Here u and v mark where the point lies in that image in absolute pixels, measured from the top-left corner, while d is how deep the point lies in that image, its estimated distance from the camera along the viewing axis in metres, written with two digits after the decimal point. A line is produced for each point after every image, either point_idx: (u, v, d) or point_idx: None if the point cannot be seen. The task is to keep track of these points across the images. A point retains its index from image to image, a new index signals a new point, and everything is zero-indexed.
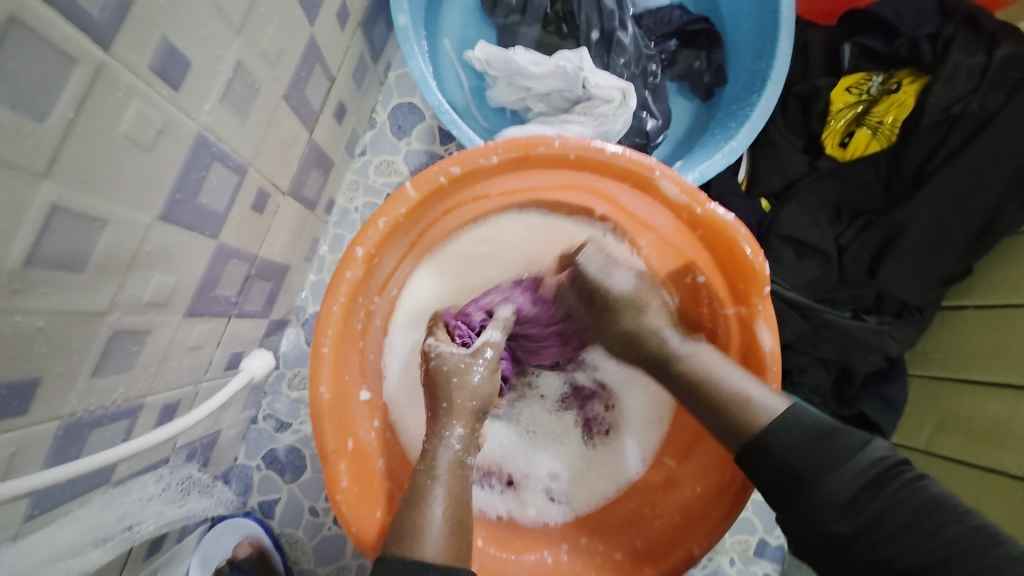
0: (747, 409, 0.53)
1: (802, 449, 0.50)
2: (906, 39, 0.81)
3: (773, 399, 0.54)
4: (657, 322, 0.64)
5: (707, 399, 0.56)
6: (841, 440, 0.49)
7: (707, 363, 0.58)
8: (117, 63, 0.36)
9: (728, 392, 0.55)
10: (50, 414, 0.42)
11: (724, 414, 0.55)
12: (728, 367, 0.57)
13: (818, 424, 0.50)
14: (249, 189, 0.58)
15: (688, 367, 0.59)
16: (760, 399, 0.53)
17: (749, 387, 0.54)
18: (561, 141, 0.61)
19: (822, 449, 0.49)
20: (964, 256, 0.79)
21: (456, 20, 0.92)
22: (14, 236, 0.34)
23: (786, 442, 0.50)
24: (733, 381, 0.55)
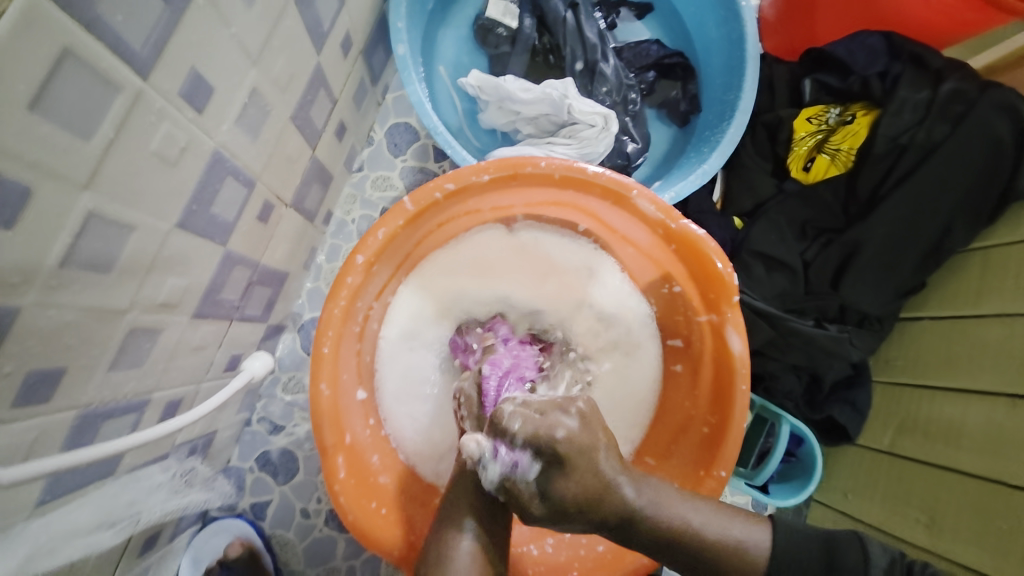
0: (739, 549, 0.58)
1: (806, 569, 0.59)
2: (858, 76, 0.89)
3: (755, 533, 0.60)
4: (611, 472, 0.55)
5: (686, 556, 0.57)
6: (844, 557, 0.59)
7: (689, 515, 0.58)
8: (153, 91, 0.41)
9: (703, 539, 0.57)
10: (70, 403, 0.46)
11: (705, 560, 0.57)
12: (705, 522, 0.57)
13: (821, 559, 0.60)
14: (255, 201, 0.63)
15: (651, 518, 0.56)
16: (748, 537, 0.59)
17: (732, 526, 0.59)
18: (546, 162, 0.67)
19: (835, 573, 0.59)
20: (917, 271, 0.86)
21: (451, 48, 0.99)
22: (56, 239, 0.38)
23: (789, 569, 0.59)
24: (698, 525, 0.57)
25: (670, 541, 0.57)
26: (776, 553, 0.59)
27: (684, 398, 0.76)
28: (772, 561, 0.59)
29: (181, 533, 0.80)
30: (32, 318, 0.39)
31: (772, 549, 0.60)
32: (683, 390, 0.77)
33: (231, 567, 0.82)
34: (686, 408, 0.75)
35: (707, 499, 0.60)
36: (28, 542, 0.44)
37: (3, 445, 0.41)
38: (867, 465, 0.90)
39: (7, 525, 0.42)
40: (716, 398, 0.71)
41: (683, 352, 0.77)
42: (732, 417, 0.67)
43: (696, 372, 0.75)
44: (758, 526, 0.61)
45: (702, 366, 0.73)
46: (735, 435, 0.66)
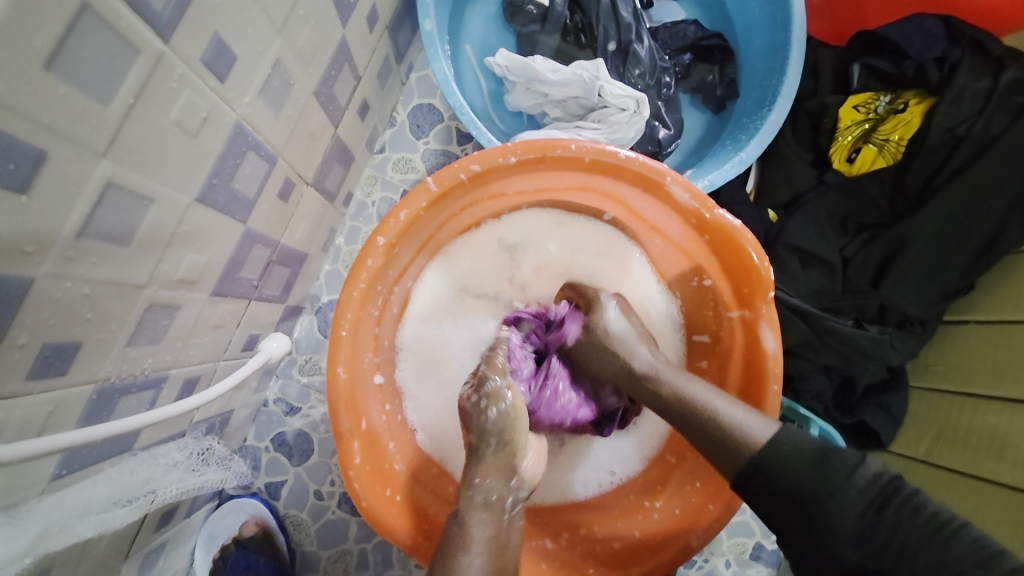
0: (738, 433, 0.51)
1: (791, 473, 0.48)
2: (914, 62, 0.83)
3: (759, 423, 0.52)
4: (634, 343, 0.62)
5: (703, 436, 0.53)
6: (834, 470, 0.47)
7: (693, 391, 0.56)
8: (173, 55, 0.39)
9: (718, 424, 0.52)
10: (87, 378, 0.45)
11: (713, 439, 0.52)
12: (705, 390, 0.56)
13: (810, 461, 0.48)
14: (277, 178, 0.61)
15: (669, 390, 0.57)
16: (749, 424, 0.51)
17: (736, 413, 0.53)
18: (577, 144, 0.63)
19: (816, 478, 0.47)
20: (965, 273, 0.81)
21: (478, 27, 0.95)
22: (73, 208, 0.37)
23: (781, 466, 0.48)
24: (713, 405, 0.54)
25: (679, 411, 0.55)
26: (776, 444, 0.49)
27: None
28: (765, 451, 0.49)
29: (197, 509, 0.80)
30: (47, 289, 0.38)
31: (770, 438, 0.50)
32: None
33: (246, 545, 0.84)
34: None
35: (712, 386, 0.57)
36: (41, 519, 0.43)
37: (19, 417, 0.40)
38: (898, 474, 0.85)
39: (22, 499, 0.42)
40: (744, 397, 0.67)
41: (710, 348, 0.74)
42: (761, 419, 0.63)
43: (723, 370, 0.71)
44: (762, 420, 0.52)
45: (730, 363, 0.70)
46: None
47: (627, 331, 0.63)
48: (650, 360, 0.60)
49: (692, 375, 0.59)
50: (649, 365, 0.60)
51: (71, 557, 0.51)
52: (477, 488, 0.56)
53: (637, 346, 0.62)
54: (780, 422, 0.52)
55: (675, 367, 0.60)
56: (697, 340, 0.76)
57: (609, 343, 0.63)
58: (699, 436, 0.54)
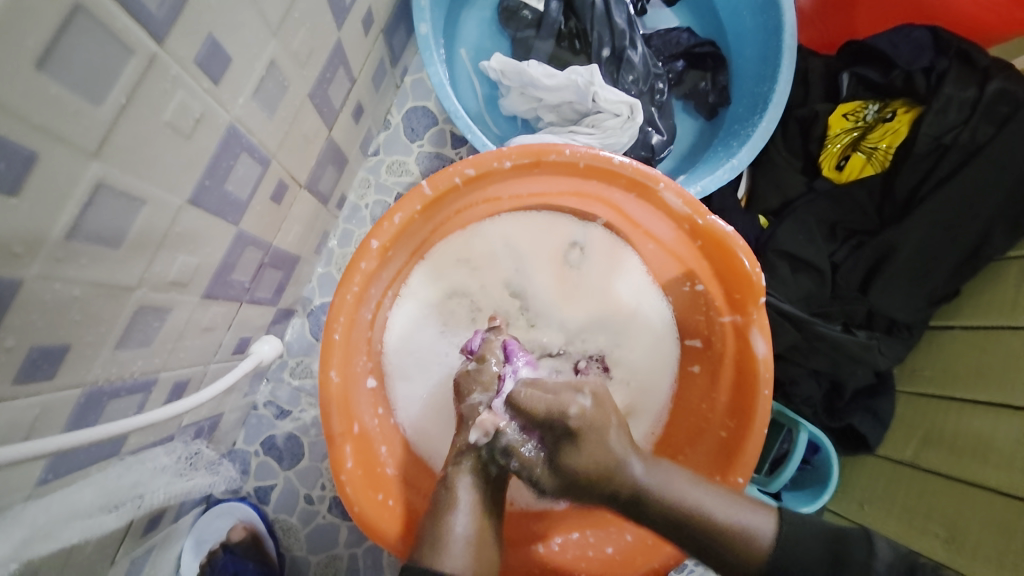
0: (744, 538, 0.54)
1: (808, 562, 0.53)
2: (901, 71, 0.85)
3: (758, 518, 0.55)
4: (621, 449, 0.58)
5: (697, 539, 0.55)
6: (849, 547, 0.52)
7: (695, 502, 0.56)
8: (167, 55, 0.39)
9: (719, 526, 0.54)
10: (75, 381, 0.44)
11: (715, 544, 0.54)
12: (696, 490, 0.56)
13: (825, 547, 0.53)
14: (270, 180, 0.61)
15: (660, 499, 0.56)
16: (754, 526, 0.54)
17: (738, 513, 0.55)
18: (571, 149, 0.64)
19: (836, 570, 0.52)
20: (950, 279, 0.82)
21: (473, 31, 0.96)
22: (63, 208, 0.36)
23: (795, 559, 0.53)
24: (706, 507, 0.55)
25: (677, 514, 0.55)
26: (781, 541, 0.54)
27: (702, 398, 0.73)
28: (771, 556, 0.53)
29: (185, 515, 0.79)
30: (36, 291, 0.37)
31: (778, 536, 0.54)
32: (699, 392, 0.74)
33: (234, 550, 0.83)
34: (703, 410, 0.73)
35: (699, 477, 0.58)
36: (25, 525, 0.42)
37: (4, 422, 0.39)
38: (886, 478, 0.86)
39: (8, 504, 0.41)
40: (735, 401, 0.68)
41: (702, 353, 0.74)
42: (752, 423, 0.64)
43: (715, 373, 0.72)
44: (758, 514, 0.55)
45: (722, 367, 0.71)
46: (756, 441, 0.63)
47: (609, 443, 0.57)
48: (640, 469, 0.57)
49: (670, 464, 0.60)
50: (639, 475, 0.57)
51: (57, 564, 0.51)
52: (458, 508, 0.56)
53: (630, 459, 0.58)
54: (775, 516, 0.55)
55: (668, 466, 0.59)
56: (689, 344, 0.76)
57: (597, 472, 0.57)
58: (703, 549, 0.55)
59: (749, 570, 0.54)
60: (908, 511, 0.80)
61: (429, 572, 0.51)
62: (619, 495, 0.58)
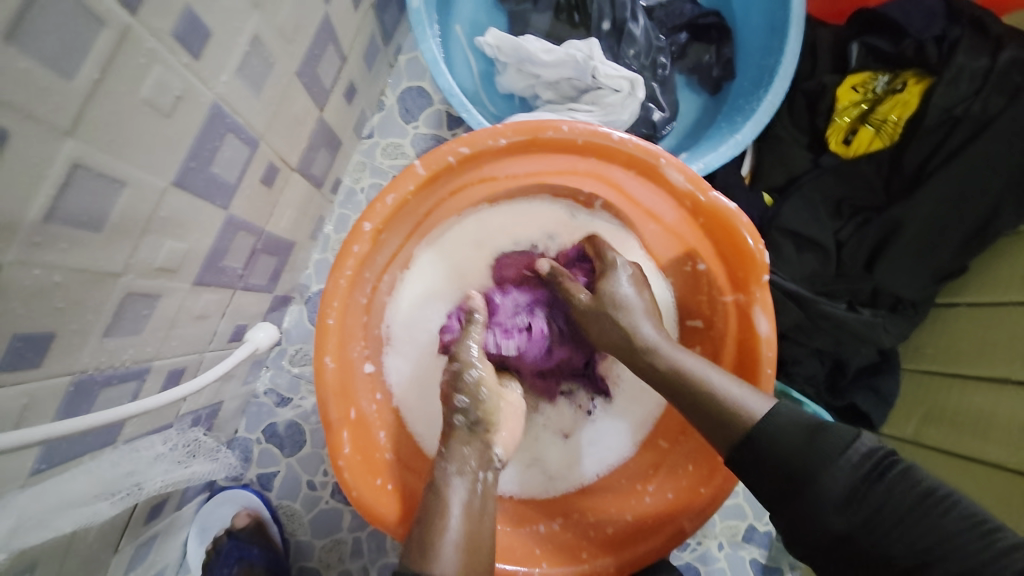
0: (729, 410, 0.52)
1: (786, 446, 0.49)
2: (912, 40, 0.82)
3: (755, 399, 0.53)
4: (632, 320, 0.61)
5: (686, 396, 0.55)
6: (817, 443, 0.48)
7: (694, 366, 0.56)
8: (142, 28, 0.37)
9: (715, 397, 0.53)
10: (63, 369, 0.44)
11: (709, 418, 0.53)
12: (702, 365, 0.57)
13: (804, 425, 0.49)
14: (259, 162, 0.59)
15: (671, 365, 0.57)
16: (746, 400, 0.52)
17: (740, 392, 0.53)
18: (569, 125, 0.62)
19: (812, 448, 0.48)
20: (958, 255, 0.80)
21: (468, 5, 0.92)
22: (39, 190, 0.35)
23: (776, 443, 0.49)
24: (709, 378, 0.55)
25: (672, 376, 0.57)
26: (770, 421, 0.50)
27: None
28: (757, 426, 0.51)
29: (188, 502, 0.79)
30: (14, 277, 0.36)
31: (772, 415, 0.51)
32: None
33: (239, 536, 0.83)
34: None
35: (709, 360, 0.57)
36: (16, 514, 0.42)
37: None
38: None
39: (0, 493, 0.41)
40: None
41: (704, 333, 0.73)
42: None
43: (717, 355, 0.70)
44: (759, 397, 0.53)
45: (723, 349, 0.69)
46: None
47: (633, 305, 0.62)
48: (654, 336, 0.60)
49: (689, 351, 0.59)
50: (653, 341, 0.59)
51: (57, 551, 0.51)
52: (449, 458, 0.58)
53: (644, 324, 0.61)
54: (776, 402, 0.52)
55: (682, 346, 0.60)
56: (690, 326, 0.75)
57: (622, 328, 0.61)
58: (693, 409, 0.55)
59: (726, 437, 0.52)
60: None
61: (423, 535, 0.50)
62: (643, 366, 0.60)
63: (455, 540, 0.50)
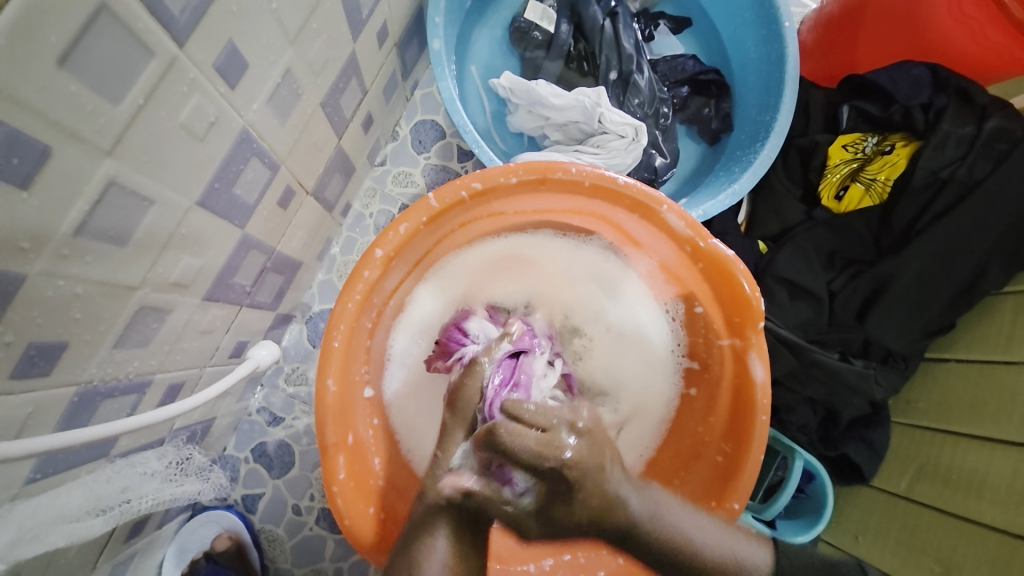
0: (732, 566, 0.55)
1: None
2: (900, 106, 0.87)
3: (754, 553, 0.57)
4: (620, 488, 0.52)
5: (683, 567, 0.54)
6: (839, 574, 0.57)
7: (679, 527, 0.54)
8: (187, 59, 0.39)
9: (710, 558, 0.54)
10: (70, 379, 0.44)
11: (704, 574, 0.54)
12: (703, 526, 0.56)
13: (820, 563, 0.58)
14: (277, 185, 0.61)
15: (649, 530, 0.53)
16: (742, 556, 0.55)
17: (738, 549, 0.56)
18: (577, 168, 0.65)
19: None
20: (945, 311, 0.83)
21: (484, 48, 0.98)
22: (74, 204, 0.36)
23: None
24: (694, 539, 0.54)
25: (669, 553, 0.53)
26: (778, 573, 0.57)
27: (697, 422, 0.73)
28: (770, 574, 0.56)
29: (169, 521, 0.77)
30: (38, 286, 0.37)
31: (778, 564, 0.57)
32: (695, 415, 0.74)
33: (218, 560, 0.81)
34: (698, 433, 0.73)
35: (705, 518, 0.57)
36: (14, 527, 0.41)
37: None
38: (880, 509, 0.85)
39: None
40: (732, 426, 0.68)
41: (699, 375, 0.74)
42: (749, 448, 0.64)
43: (712, 396, 0.72)
44: (761, 551, 0.57)
45: (719, 392, 0.71)
46: (751, 469, 0.63)
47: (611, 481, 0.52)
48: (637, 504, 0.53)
49: (659, 491, 0.57)
50: (637, 514, 0.53)
51: (35, 567, 0.49)
52: (445, 461, 0.56)
53: (627, 492, 0.53)
54: (774, 551, 0.58)
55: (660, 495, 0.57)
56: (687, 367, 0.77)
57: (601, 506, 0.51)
58: (670, 569, 0.54)
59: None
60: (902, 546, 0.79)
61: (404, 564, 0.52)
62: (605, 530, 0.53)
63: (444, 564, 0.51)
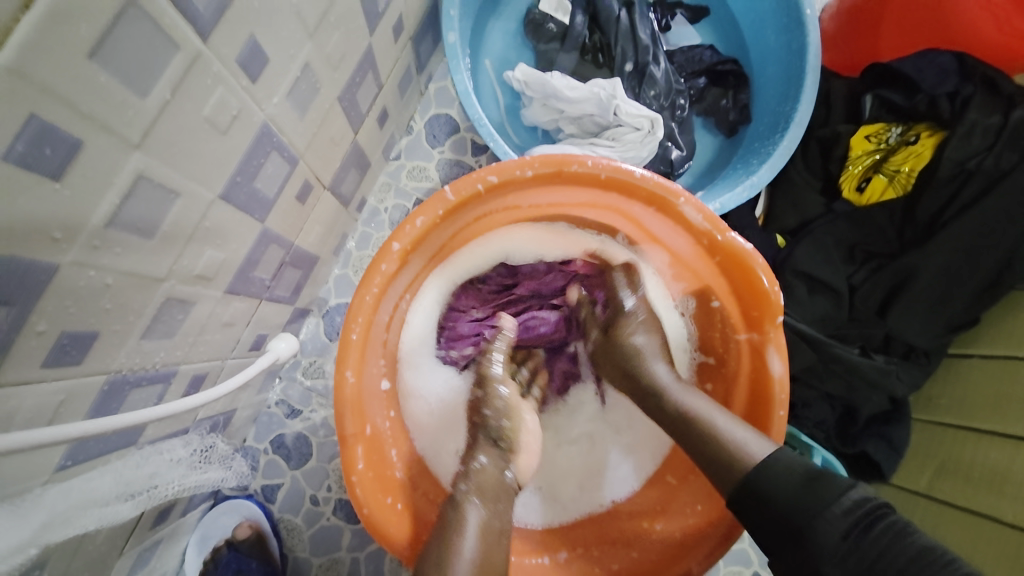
0: (736, 448, 0.55)
1: (778, 490, 0.51)
2: (925, 95, 0.85)
3: (757, 442, 0.56)
4: (650, 357, 0.67)
5: (694, 433, 0.59)
6: (824, 483, 0.50)
7: (695, 404, 0.61)
8: (211, 53, 0.40)
9: (722, 436, 0.57)
10: (100, 368, 0.45)
11: (712, 450, 0.57)
12: (712, 410, 0.60)
13: (801, 475, 0.51)
14: (296, 179, 0.62)
15: (677, 404, 0.62)
16: (750, 442, 0.56)
17: (743, 435, 0.56)
18: (593, 161, 0.64)
19: (807, 493, 0.50)
20: (971, 306, 0.81)
21: (498, 42, 0.97)
22: (104, 196, 0.37)
23: (770, 484, 0.52)
24: (714, 422, 0.59)
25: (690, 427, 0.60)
26: (768, 464, 0.53)
27: None
28: (756, 468, 0.53)
29: (193, 509, 0.79)
30: (70, 277, 0.38)
31: (770, 459, 0.54)
32: None
33: (239, 548, 0.83)
34: None
35: (717, 405, 0.61)
36: (44, 510, 0.42)
37: (31, 405, 0.40)
38: (900, 507, 0.84)
39: (28, 488, 0.42)
40: (749, 421, 0.67)
41: (716, 370, 0.74)
42: None
43: (728, 391, 0.72)
44: (762, 440, 0.56)
45: (735, 386, 0.70)
46: None
47: (647, 347, 0.68)
48: (667, 375, 0.65)
49: (699, 392, 0.64)
50: (664, 381, 0.65)
51: (68, 550, 0.51)
52: (472, 475, 0.64)
53: (655, 360, 0.67)
54: (777, 444, 0.55)
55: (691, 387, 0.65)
56: (703, 361, 0.76)
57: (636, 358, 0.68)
58: (700, 447, 0.59)
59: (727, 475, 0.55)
60: None
61: (440, 553, 0.56)
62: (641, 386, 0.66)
63: (470, 559, 0.56)
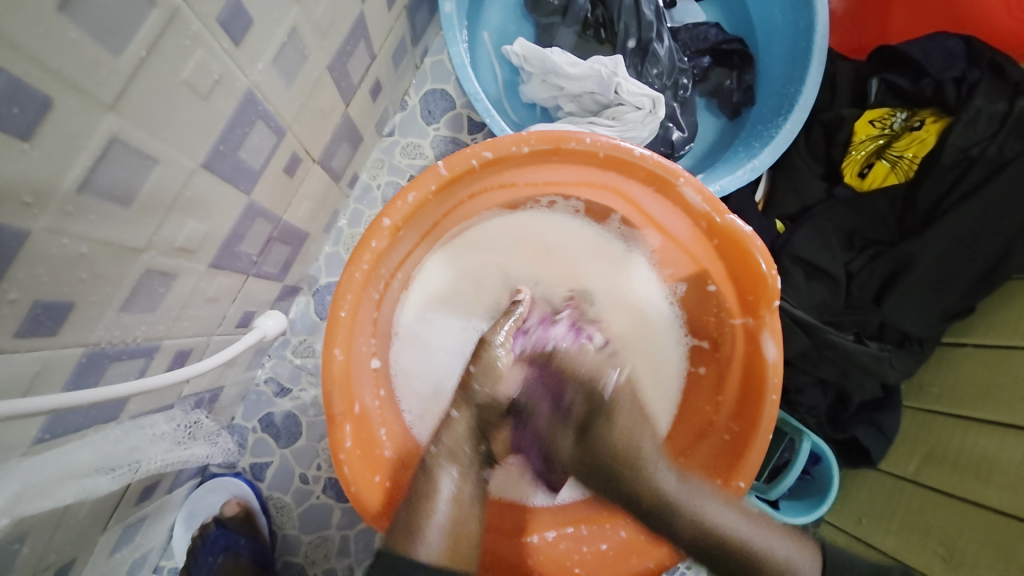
0: (783, 567, 0.56)
1: (837, 559, 0.55)
2: (932, 80, 0.82)
3: (801, 558, 0.57)
4: (650, 456, 0.62)
5: (729, 562, 0.57)
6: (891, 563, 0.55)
7: (720, 520, 0.57)
8: (189, 11, 0.38)
9: (758, 552, 0.56)
10: (77, 340, 0.44)
11: (747, 565, 0.56)
12: (726, 510, 0.58)
13: (866, 566, 0.56)
14: (284, 151, 0.59)
15: (690, 525, 0.57)
16: (793, 561, 0.56)
17: (790, 552, 0.57)
18: (592, 138, 0.62)
19: (864, 569, 0.55)
20: (967, 294, 0.80)
21: (497, 14, 0.94)
22: (75, 160, 0.35)
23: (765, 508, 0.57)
24: (740, 533, 0.57)
25: (715, 544, 0.57)
26: None
27: (705, 402, 0.73)
28: None
29: (179, 486, 0.79)
30: (42, 245, 0.36)
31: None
32: (705, 395, 0.73)
33: (227, 524, 0.83)
34: (706, 413, 0.72)
35: (738, 504, 0.59)
36: (19, 479, 0.41)
37: (3, 377, 0.39)
38: (886, 492, 0.85)
39: (4, 459, 0.41)
40: (741, 405, 0.67)
41: (710, 354, 0.74)
42: (758, 427, 0.63)
43: (721, 376, 0.71)
44: (808, 557, 0.58)
45: (729, 371, 0.70)
46: (759, 447, 0.62)
47: (642, 446, 0.62)
48: (672, 483, 0.60)
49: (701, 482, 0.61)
50: (669, 490, 0.59)
51: (48, 524, 0.50)
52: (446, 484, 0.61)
53: (654, 467, 0.61)
54: (820, 560, 0.58)
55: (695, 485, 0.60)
56: (698, 345, 0.76)
57: (620, 457, 0.61)
58: (723, 571, 0.57)
59: (764, 572, 0.56)
60: (906, 530, 0.79)
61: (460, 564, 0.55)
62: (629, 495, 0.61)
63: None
